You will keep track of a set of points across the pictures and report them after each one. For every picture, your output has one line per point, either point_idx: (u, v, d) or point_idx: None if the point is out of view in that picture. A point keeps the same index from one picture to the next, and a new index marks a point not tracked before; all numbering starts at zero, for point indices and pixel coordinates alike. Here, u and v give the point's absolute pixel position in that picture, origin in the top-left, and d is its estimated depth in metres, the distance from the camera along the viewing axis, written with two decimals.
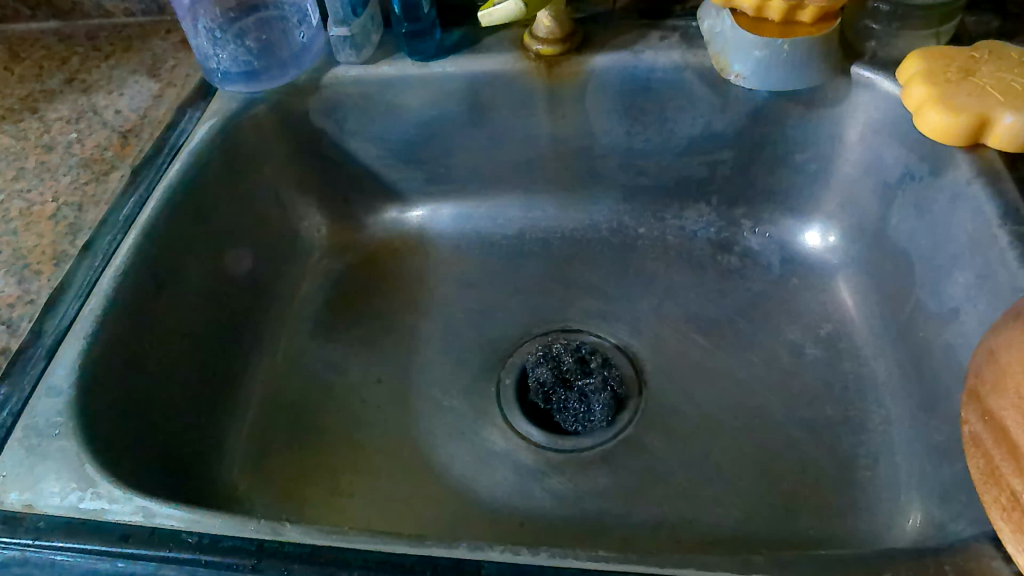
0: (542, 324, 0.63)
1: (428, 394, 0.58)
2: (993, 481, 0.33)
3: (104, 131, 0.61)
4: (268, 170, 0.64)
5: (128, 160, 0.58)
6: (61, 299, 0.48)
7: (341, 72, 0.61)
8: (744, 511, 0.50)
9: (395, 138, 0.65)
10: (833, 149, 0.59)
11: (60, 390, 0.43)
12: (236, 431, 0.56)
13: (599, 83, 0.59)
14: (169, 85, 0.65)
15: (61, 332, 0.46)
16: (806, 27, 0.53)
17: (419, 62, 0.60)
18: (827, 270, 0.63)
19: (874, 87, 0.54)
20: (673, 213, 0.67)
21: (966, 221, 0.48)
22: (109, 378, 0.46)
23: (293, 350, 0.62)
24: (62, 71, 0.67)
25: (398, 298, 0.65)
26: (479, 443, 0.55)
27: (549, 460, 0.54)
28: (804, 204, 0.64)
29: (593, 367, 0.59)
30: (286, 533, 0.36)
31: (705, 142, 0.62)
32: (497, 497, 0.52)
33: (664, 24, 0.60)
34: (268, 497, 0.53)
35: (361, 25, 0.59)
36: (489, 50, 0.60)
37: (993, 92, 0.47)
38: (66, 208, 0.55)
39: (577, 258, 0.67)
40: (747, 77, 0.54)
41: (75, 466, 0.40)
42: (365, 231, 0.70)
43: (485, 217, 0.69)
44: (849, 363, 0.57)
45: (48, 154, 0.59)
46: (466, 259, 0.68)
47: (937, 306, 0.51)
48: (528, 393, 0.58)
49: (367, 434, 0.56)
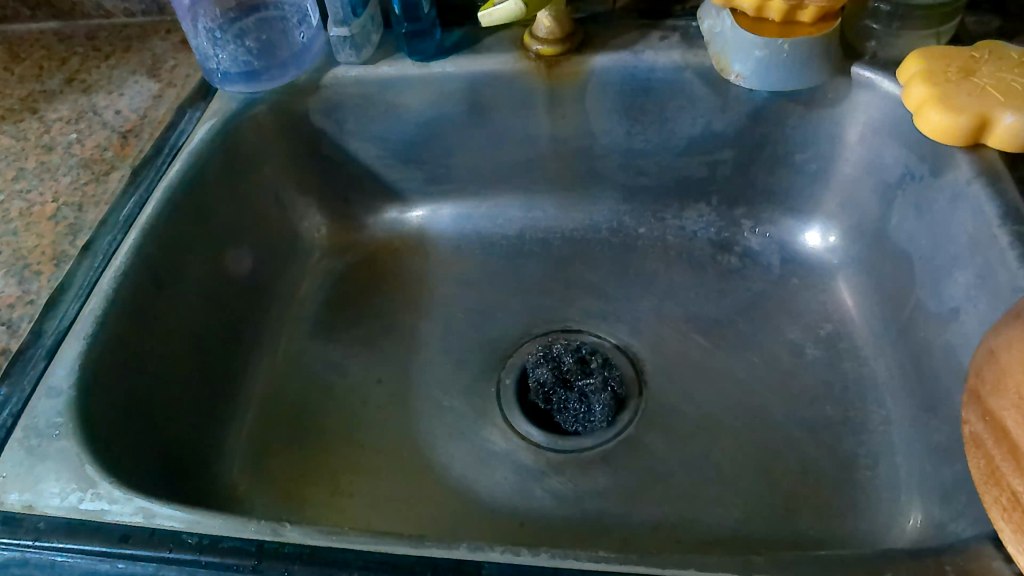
0: (542, 324, 0.63)
1: (428, 394, 0.58)
2: (993, 481, 0.33)
3: (104, 132, 0.61)
4: (269, 170, 0.64)
5: (128, 161, 0.58)
6: (62, 300, 0.48)
7: (341, 72, 0.61)
8: (745, 511, 0.50)
9: (395, 138, 0.65)
10: (833, 149, 0.59)
11: (60, 390, 0.43)
12: (236, 431, 0.56)
13: (599, 83, 0.59)
14: (169, 85, 0.65)
15: (61, 332, 0.46)
16: (806, 27, 0.52)
17: (419, 62, 0.60)
18: (827, 270, 0.63)
19: (874, 87, 0.54)
20: (673, 213, 0.67)
21: (966, 220, 0.48)
22: (109, 379, 0.46)
23: (293, 350, 0.62)
24: (62, 71, 0.67)
25: (398, 298, 0.65)
26: (480, 443, 0.55)
27: (549, 460, 0.54)
28: (804, 204, 0.64)
29: (593, 367, 0.59)
30: (287, 534, 0.36)
31: (705, 142, 0.62)
32: (497, 497, 0.52)
33: (664, 24, 0.60)
34: (268, 497, 0.53)
35: (361, 25, 0.59)
36: (489, 50, 0.60)
37: (993, 92, 0.47)
38: (66, 208, 0.55)
39: (577, 258, 0.67)
40: (747, 77, 0.54)
41: (75, 466, 0.40)
42: (365, 231, 0.70)
43: (485, 217, 0.69)
44: (849, 363, 0.57)
45: (48, 154, 0.59)
46: (466, 259, 0.68)
47: (937, 306, 0.51)
48: (528, 394, 0.58)
49: (367, 434, 0.56)
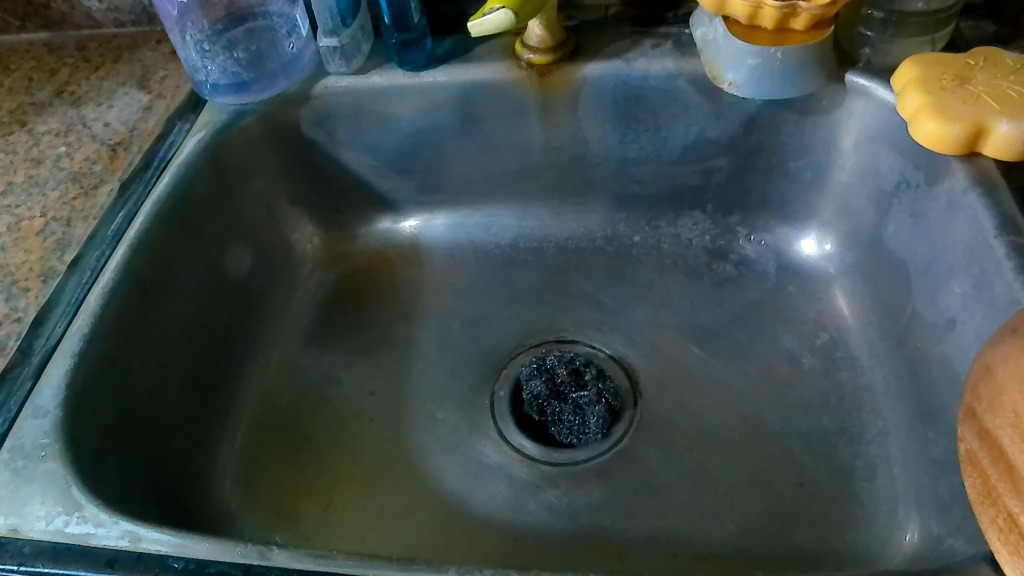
0: (536, 335, 0.62)
1: (422, 406, 0.58)
2: (989, 501, 0.33)
3: (92, 145, 0.60)
4: (260, 181, 0.63)
5: (117, 174, 0.57)
6: (49, 316, 0.47)
7: (332, 82, 0.60)
8: (741, 525, 0.50)
9: (387, 148, 0.64)
10: (828, 157, 0.59)
11: (47, 410, 0.42)
12: (228, 446, 0.56)
13: (592, 91, 0.59)
14: (158, 96, 0.64)
15: (49, 350, 0.45)
16: (799, 35, 0.52)
17: (409, 72, 0.59)
18: (823, 278, 0.62)
19: (870, 95, 0.53)
20: (667, 222, 0.67)
21: (962, 230, 0.47)
22: (99, 398, 0.45)
23: (286, 362, 0.61)
24: (52, 83, 0.67)
25: (391, 309, 0.65)
26: (474, 455, 0.55)
27: (543, 473, 0.53)
28: (800, 211, 0.63)
29: (588, 379, 0.57)
30: (274, 558, 0.36)
31: (699, 150, 0.61)
32: (491, 511, 0.52)
33: (657, 32, 0.59)
34: (259, 514, 0.52)
35: (351, 35, 0.59)
36: (480, 59, 0.59)
37: (989, 100, 0.46)
38: (54, 223, 0.54)
39: (571, 267, 0.66)
40: (740, 86, 0.54)
41: (61, 488, 0.40)
42: (358, 241, 0.69)
43: (478, 225, 0.69)
44: (846, 373, 0.57)
45: (38, 168, 0.59)
46: (459, 269, 0.67)
47: (933, 316, 0.50)
48: (522, 406, 0.57)
49: (361, 446, 0.56)
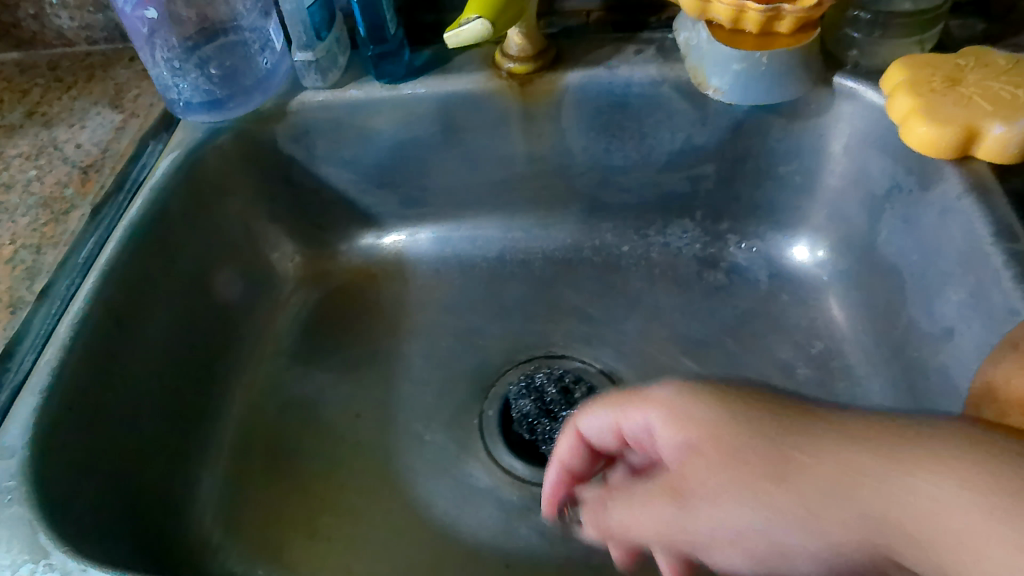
0: (525, 350, 0.61)
1: (409, 428, 0.56)
2: None
3: (64, 168, 0.59)
4: (238, 200, 0.62)
5: (88, 198, 0.56)
6: (16, 351, 0.46)
7: (308, 97, 0.59)
8: None
9: (367, 163, 0.63)
10: (817, 162, 0.57)
11: (14, 450, 0.41)
12: (209, 477, 0.54)
13: (575, 100, 0.57)
14: (132, 115, 0.63)
15: (17, 387, 0.43)
16: (783, 39, 0.50)
17: (387, 85, 0.58)
18: (816, 285, 0.61)
19: (858, 97, 0.52)
20: (656, 231, 0.65)
21: (956, 236, 0.46)
22: (69, 436, 0.43)
23: (269, 386, 0.60)
24: (23, 104, 0.65)
25: (376, 328, 0.63)
26: (463, 479, 0.53)
27: (533, 495, 0.52)
28: (791, 217, 0.62)
29: (577, 398, 0.56)
30: None
31: (686, 157, 0.60)
32: (481, 537, 0.50)
33: (640, 37, 0.58)
34: (241, 547, 0.51)
35: (326, 49, 0.57)
36: (459, 69, 0.58)
37: (981, 102, 0.45)
38: (23, 250, 0.52)
39: (559, 279, 0.65)
40: (725, 92, 0.53)
41: (28, 534, 0.38)
42: (340, 258, 0.68)
43: (463, 239, 0.67)
44: (842, 384, 0.56)
45: (7, 193, 0.57)
46: (445, 284, 0.66)
47: (930, 324, 0.49)
48: (512, 425, 0.56)
49: (346, 472, 0.54)
